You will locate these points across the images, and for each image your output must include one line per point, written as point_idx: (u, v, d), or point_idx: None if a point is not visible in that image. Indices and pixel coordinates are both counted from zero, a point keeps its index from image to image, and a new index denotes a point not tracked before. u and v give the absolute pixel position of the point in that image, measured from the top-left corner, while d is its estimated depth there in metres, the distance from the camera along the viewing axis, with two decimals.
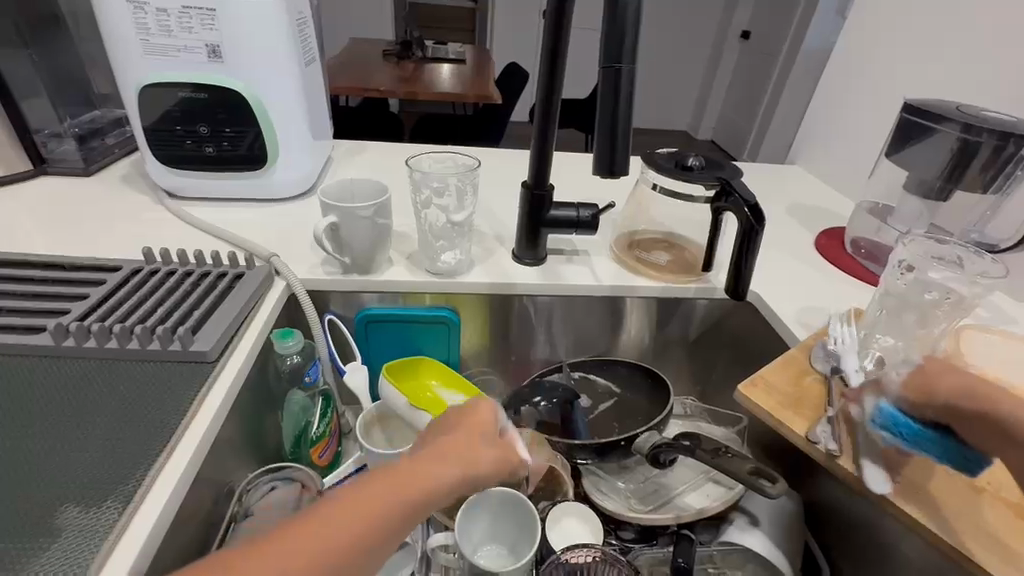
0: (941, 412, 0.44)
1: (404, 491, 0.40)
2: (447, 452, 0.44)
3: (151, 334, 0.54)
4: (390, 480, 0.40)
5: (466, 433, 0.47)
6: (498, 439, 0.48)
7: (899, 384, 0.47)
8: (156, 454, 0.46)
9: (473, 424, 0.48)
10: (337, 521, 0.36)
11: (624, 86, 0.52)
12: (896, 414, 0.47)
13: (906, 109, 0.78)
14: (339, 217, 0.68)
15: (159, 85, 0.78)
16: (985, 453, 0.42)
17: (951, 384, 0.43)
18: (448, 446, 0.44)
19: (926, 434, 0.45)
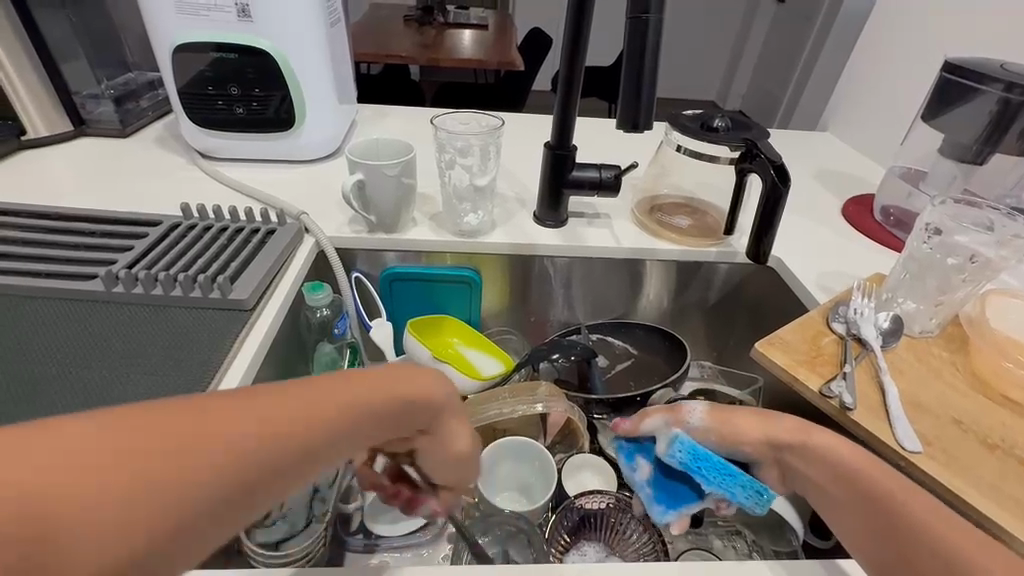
0: (756, 442, 0.49)
1: (347, 408, 0.33)
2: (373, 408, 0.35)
3: (192, 282, 0.58)
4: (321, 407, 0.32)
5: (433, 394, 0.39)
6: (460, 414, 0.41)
7: (700, 420, 0.52)
8: (201, 390, 0.49)
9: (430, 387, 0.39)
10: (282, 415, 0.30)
11: (652, 35, 0.52)
12: (695, 445, 0.50)
13: (946, 69, 0.75)
14: (365, 174, 0.70)
15: (192, 45, 0.80)
16: (843, 488, 0.43)
17: (744, 418, 0.51)
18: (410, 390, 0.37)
19: (720, 463, 0.49)
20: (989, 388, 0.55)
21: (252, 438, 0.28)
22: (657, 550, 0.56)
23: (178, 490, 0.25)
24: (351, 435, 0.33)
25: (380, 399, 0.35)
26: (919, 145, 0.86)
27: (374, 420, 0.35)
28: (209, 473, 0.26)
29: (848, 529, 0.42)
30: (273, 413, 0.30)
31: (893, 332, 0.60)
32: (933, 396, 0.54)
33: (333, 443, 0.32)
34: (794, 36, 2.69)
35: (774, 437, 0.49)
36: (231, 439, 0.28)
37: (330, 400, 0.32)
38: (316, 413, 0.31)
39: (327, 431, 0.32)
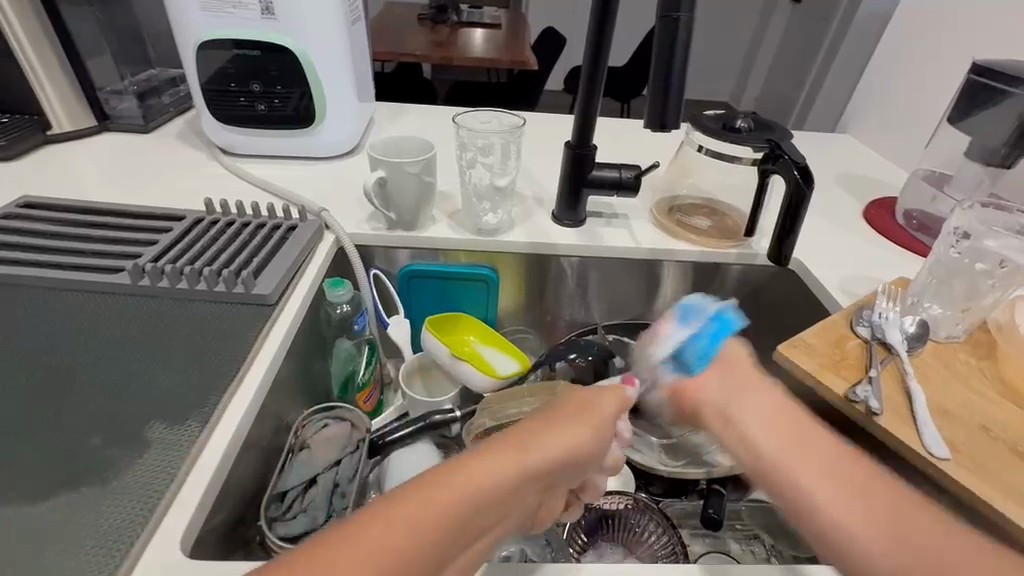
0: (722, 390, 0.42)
1: (489, 489, 0.33)
2: (546, 444, 0.37)
3: (216, 277, 0.58)
4: (510, 449, 0.36)
5: (587, 410, 0.41)
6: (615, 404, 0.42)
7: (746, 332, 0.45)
8: (226, 383, 0.50)
9: (586, 402, 0.41)
10: (478, 476, 0.33)
11: (681, 34, 0.51)
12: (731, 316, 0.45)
13: (975, 71, 0.74)
14: (387, 171, 0.70)
15: (215, 42, 0.80)
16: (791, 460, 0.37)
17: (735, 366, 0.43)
18: (572, 411, 0.40)
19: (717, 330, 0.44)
20: (1018, 396, 0.55)
21: (412, 549, 0.30)
22: (676, 553, 0.56)
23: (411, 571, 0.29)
24: (498, 508, 0.34)
25: (519, 466, 0.35)
26: (944, 149, 0.85)
27: (521, 487, 0.35)
28: (431, 554, 0.30)
29: (842, 517, 0.34)
30: (423, 519, 0.31)
31: (919, 337, 0.59)
32: (960, 402, 0.54)
33: (479, 526, 0.33)
34: (811, 36, 2.65)
35: (738, 405, 0.41)
36: (411, 552, 0.30)
37: (510, 460, 0.35)
38: (464, 504, 0.32)
39: (474, 515, 0.32)
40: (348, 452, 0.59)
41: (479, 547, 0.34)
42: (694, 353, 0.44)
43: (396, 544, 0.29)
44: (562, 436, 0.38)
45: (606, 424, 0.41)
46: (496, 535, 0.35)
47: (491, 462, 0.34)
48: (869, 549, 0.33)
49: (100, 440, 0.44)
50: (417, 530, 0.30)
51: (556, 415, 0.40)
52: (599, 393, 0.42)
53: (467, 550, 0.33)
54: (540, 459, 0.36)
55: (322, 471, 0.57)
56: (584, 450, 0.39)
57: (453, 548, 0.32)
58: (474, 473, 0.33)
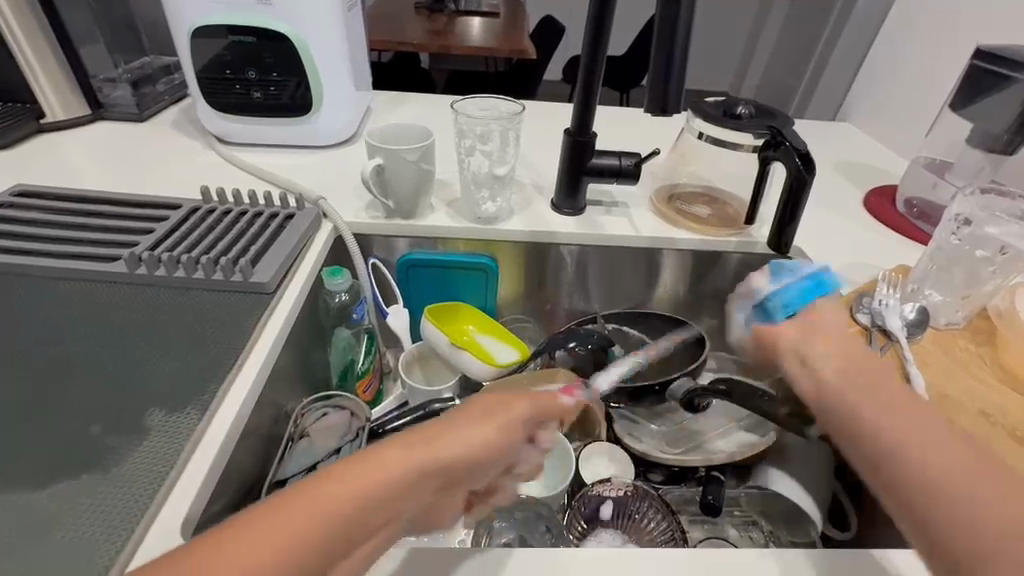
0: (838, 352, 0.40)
1: (383, 490, 0.32)
2: (451, 441, 0.36)
3: (214, 265, 0.58)
4: (413, 447, 0.34)
5: (505, 407, 0.40)
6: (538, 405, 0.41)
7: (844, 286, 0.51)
8: (226, 371, 0.49)
9: (505, 401, 0.40)
10: (368, 472, 0.32)
11: (683, 16, 0.51)
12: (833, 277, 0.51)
13: (978, 56, 0.73)
14: (385, 159, 0.69)
15: (210, 28, 0.79)
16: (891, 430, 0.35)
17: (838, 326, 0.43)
18: (486, 408, 0.39)
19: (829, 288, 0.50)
20: (1017, 381, 0.55)
21: (287, 551, 0.28)
22: (675, 538, 0.57)
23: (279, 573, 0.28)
24: (391, 510, 0.32)
25: (421, 462, 0.34)
26: (944, 136, 0.85)
27: (417, 490, 0.33)
28: (308, 555, 0.29)
29: (944, 482, 0.31)
30: (303, 520, 0.29)
31: (919, 324, 0.59)
32: (960, 388, 0.54)
33: (368, 526, 0.31)
34: (811, 23, 2.62)
35: (826, 362, 0.40)
36: (287, 549, 0.28)
37: (404, 456, 0.34)
38: (350, 504, 0.31)
39: (359, 518, 0.31)
40: (346, 441, 0.59)
41: (369, 548, 0.32)
42: (781, 302, 0.49)
43: (275, 547, 0.28)
44: (464, 437, 0.36)
45: (516, 426, 0.39)
46: (391, 539, 0.33)
47: (387, 457, 0.33)
48: (975, 516, 0.30)
49: (99, 428, 0.44)
50: (297, 529, 0.29)
51: (466, 419, 0.38)
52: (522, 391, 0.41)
53: (357, 550, 0.31)
54: (442, 455, 0.35)
55: (321, 459, 0.57)
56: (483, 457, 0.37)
57: (340, 549, 0.30)
58: (366, 469, 0.32)
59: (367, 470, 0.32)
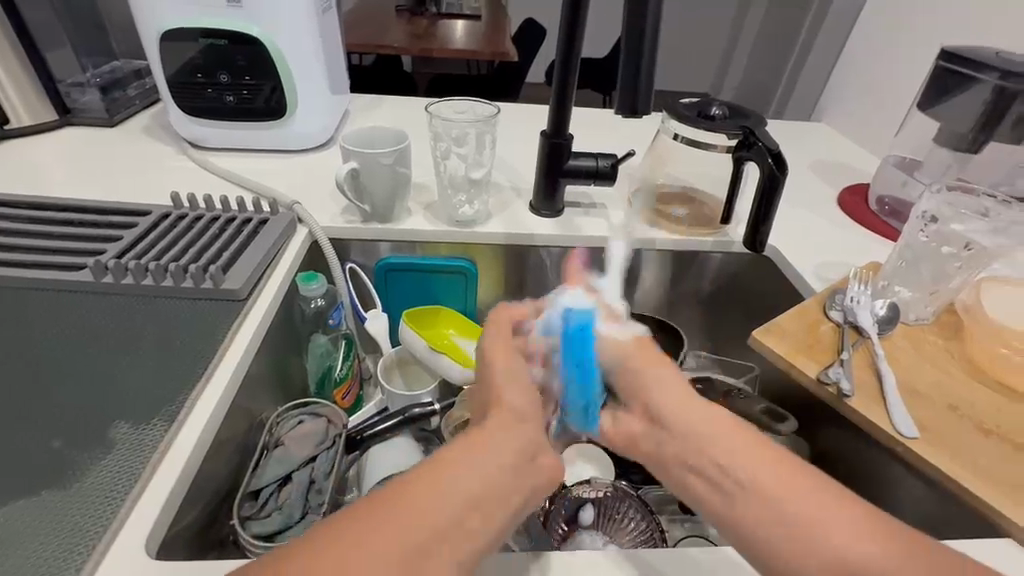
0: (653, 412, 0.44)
1: (487, 455, 0.37)
2: (494, 437, 0.39)
3: (183, 272, 0.57)
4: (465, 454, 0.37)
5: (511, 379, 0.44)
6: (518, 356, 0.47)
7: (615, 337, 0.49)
8: (194, 380, 0.48)
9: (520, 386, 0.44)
10: (429, 487, 0.34)
11: (650, 18, 0.51)
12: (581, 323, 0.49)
13: (942, 57, 0.75)
14: (359, 163, 0.69)
15: (180, 31, 0.78)
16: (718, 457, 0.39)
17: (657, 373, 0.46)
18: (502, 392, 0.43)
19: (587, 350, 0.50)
20: (983, 373, 0.56)
21: (431, 521, 0.33)
22: (654, 538, 0.57)
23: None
24: (502, 473, 0.37)
25: (476, 468, 0.36)
26: (912, 135, 0.87)
27: (519, 451, 0.39)
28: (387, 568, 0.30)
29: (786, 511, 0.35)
30: (435, 493, 0.34)
31: (889, 321, 0.60)
32: (929, 382, 0.55)
33: (440, 532, 0.33)
34: (788, 25, 2.66)
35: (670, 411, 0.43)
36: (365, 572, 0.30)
37: (461, 470, 0.35)
38: (467, 475, 0.35)
39: (479, 484, 0.35)
40: (323, 448, 0.58)
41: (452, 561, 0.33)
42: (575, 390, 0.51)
43: (407, 532, 0.32)
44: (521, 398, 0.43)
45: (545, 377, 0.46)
46: (510, 518, 0.36)
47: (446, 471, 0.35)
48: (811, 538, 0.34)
49: (62, 442, 0.43)
50: (430, 500, 0.33)
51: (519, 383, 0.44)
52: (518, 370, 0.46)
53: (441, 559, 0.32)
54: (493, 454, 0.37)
55: (297, 469, 0.56)
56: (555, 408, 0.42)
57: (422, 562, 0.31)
58: (428, 486, 0.34)
59: (472, 444, 0.37)
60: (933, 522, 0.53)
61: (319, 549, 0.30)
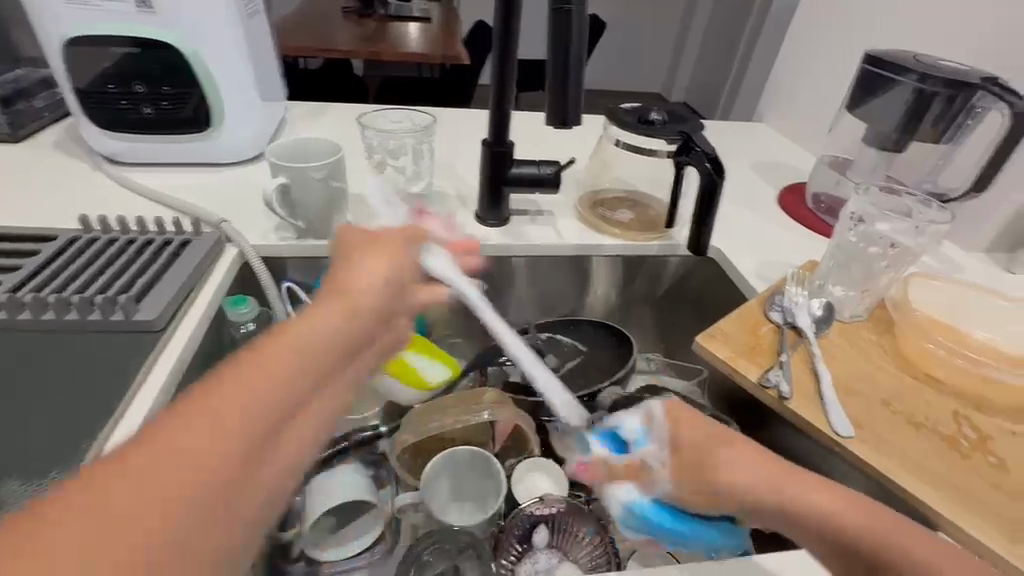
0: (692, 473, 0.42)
1: (311, 341, 0.35)
2: (313, 321, 0.36)
3: (90, 304, 0.52)
4: (279, 339, 0.34)
5: (351, 265, 0.42)
6: (381, 248, 0.44)
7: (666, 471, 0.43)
8: (101, 424, 0.44)
9: (364, 265, 0.42)
10: (240, 383, 0.30)
11: (576, 26, 0.50)
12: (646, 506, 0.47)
13: (866, 60, 0.78)
14: (289, 177, 0.65)
15: (87, 38, 0.72)
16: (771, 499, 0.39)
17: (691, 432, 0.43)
18: (337, 279, 0.41)
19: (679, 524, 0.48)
20: (913, 367, 0.58)
21: (251, 414, 0.29)
22: (609, 556, 0.56)
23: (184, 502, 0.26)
24: (333, 350, 0.36)
25: (292, 348, 0.33)
26: (844, 135, 0.90)
27: (349, 330, 0.38)
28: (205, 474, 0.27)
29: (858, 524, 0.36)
30: (249, 386, 0.30)
31: (826, 320, 0.62)
32: (864, 379, 0.56)
33: (263, 420, 0.30)
34: (734, 25, 2.74)
35: (713, 452, 0.42)
36: (166, 482, 0.26)
37: (271, 358, 0.32)
38: (290, 363, 0.33)
39: (307, 365, 0.34)
40: None
41: (280, 453, 0.31)
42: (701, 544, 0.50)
43: (209, 430, 0.28)
44: (369, 279, 0.41)
45: (407, 256, 0.45)
46: (337, 396, 0.35)
47: (261, 364, 0.32)
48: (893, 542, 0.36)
49: None
50: (249, 392, 0.30)
51: (336, 273, 0.42)
52: (360, 260, 0.42)
53: (273, 448, 0.30)
54: (312, 331, 0.35)
55: None
56: (389, 288, 0.42)
57: (252, 453, 0.29)
58: (237, 382, 0.30)
59: (285, 336, 0.34)
60: None
61: (143, 447, 0.26)
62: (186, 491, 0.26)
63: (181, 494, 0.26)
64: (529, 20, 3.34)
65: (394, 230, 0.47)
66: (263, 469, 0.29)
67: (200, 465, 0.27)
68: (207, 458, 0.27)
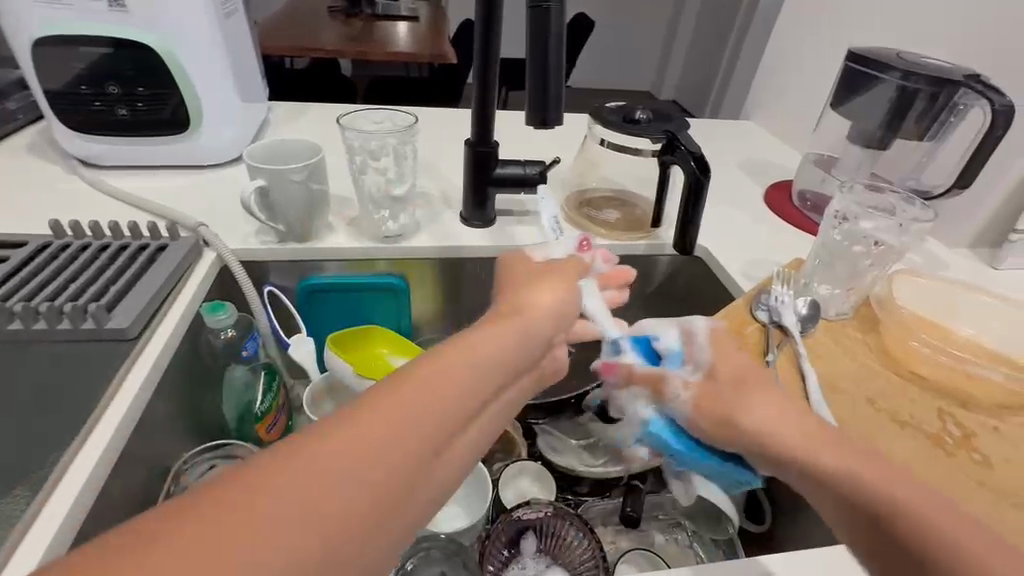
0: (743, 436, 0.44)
1: (469, 373, 0.34)
2: (487, 344, 0.36)
3: (59, 313, 0.50)
4: (450, 357, 0.34)
5: (518, 295, 0.44)
6: (560, 280, 0.46)
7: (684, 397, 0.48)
8: (69, 438, 0.43)
9: (550, 296, 0.43)
10: (415, 394, 0.31)
11: (555, 24, 0.49)
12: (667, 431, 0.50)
13: (850, 58, 0.78)
14: (267, 179, 0.64)
15: (58, 38, 0.70)
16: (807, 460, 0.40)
17: (751, 406, 0.44)
18: (511, 307, 0.42)
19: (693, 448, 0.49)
20: (899, 365, 0.58)
21: (400, 439, 0.29)
22: (597, 559, 0.56)
23: (341, 507, 0.26)
24: (501, 379, 0.36)
25: (465, 372, 0.33)
26: (829, 133, 0.90)
27: (505, 364, 0.36)
28: (369, 487, 0.27)
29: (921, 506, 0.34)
30: (419, 408, 0.30)
31: (811, 318, 0.62)
32: (851, 378, 0.56)
33: (428, 442, 0.30)
34: (722, 24, 2.74)
35: (743, 406, 0.45)
36: (337, 483, 0.26)
37: (447, 376, 0.33)
38: (444, 393, 0.32)
39: (460, 400, 0.32)
40: None
41: (434, 482, 0.31)
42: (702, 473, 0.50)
43: (384, 440, 0.28)
44: (537, 312, 0.41)
45: (576, 288, 0.46)
46: (485, 430, 0.35)
47: (434, 377, 0.32)
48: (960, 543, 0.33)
49: None
50: (425, 409, 0.30)
51: (517, 303, 0.43)
52: (539, 292, 0.43)
53: (429, 475, 0.30)
54: (484, 356, 0.35)
55: None
56: (551, 325, 0.42)
57: (411, 478, 0.29)
58: (413, 392, 0.31)
59: (452, 358, 0.34)
60: None
61: (324, 441, 0.27)
62: (349, 500, 0.26)
63: (332, 513, 0.25)
64: (518, 19, 3.33)
65: (562, 263, 0.49)
66: (415, 494, 0.29)
67: (371, 474, 0.27)
68: (357, 480, 0.27)
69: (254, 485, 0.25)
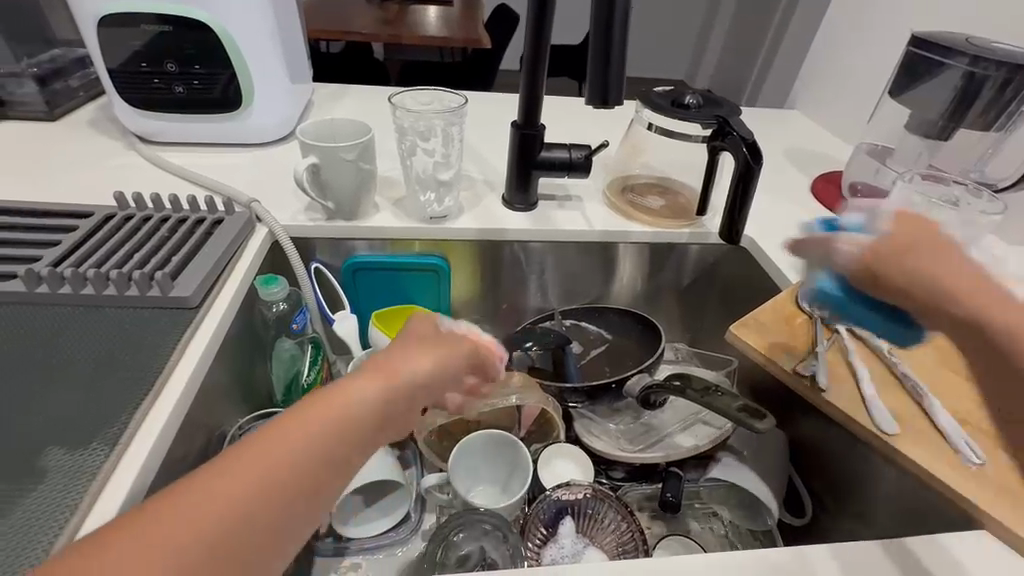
0: None
1: (352, 414, 0.36)
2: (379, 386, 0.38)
3: (127, 280, 0.53)
4: (341, 400, 0.36)
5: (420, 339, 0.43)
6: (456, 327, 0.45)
7: None
8: (140, 397, 0.45)
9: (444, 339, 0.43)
10: (302, 431, 0.34)
11: (620, 5, 0.49)
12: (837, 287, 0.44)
13: (913, 43, 0.74)
14: (319, 157, 0.65)
15: (120, 16, 0.72)
16: None
17: None
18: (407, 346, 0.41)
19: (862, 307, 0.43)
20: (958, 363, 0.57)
21: (290, 469, 0.33)
22: (636, 541, 0.57)
23: (225, 532, 0.30)
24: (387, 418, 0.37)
25: (349, 415, 0.35)
26: (883, 123, 0.87)
27: (385, 411, 0.37)
28: (249, 515, 0.31)
29: None
30: (303, 444, 0.33)
31: None
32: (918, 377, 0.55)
33: (308, 473, 0.33)
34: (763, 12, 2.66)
35: None
36: (222, 513, 0.30)
37: (333, 416, 0.35)
38: (321, 437, 0.34)
39: (344, 435, 0.35)
40: None
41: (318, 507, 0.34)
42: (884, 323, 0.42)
43: (268, 471, 0.32)
44: (419, 366, 0.40)
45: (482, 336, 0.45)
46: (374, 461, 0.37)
47: (320, 418, 0.35)
48: None
49: None
50: (309, 444, 0.34)
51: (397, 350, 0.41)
52: (437, 335, 0.43)
53: (313, 502, 0.33)
54: (373, 400, 0.37)
55: None
56: (443, 373, 0.41)
57: (291, 505, 0.32)
58: (300, 430, 0.34)
59: (340, 400, 0.36)
60: (907, 514, 0.54)
61: (213, 476, 0.31)
62: (230, 528, 0.30)
63: (215, 543, 0.29)
64: None
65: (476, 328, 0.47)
66: (300, 518, 0.33)
67: (253, 505, 0.31)
68: (256, 496, 0.31)
69: (154, 516, 0.29)
